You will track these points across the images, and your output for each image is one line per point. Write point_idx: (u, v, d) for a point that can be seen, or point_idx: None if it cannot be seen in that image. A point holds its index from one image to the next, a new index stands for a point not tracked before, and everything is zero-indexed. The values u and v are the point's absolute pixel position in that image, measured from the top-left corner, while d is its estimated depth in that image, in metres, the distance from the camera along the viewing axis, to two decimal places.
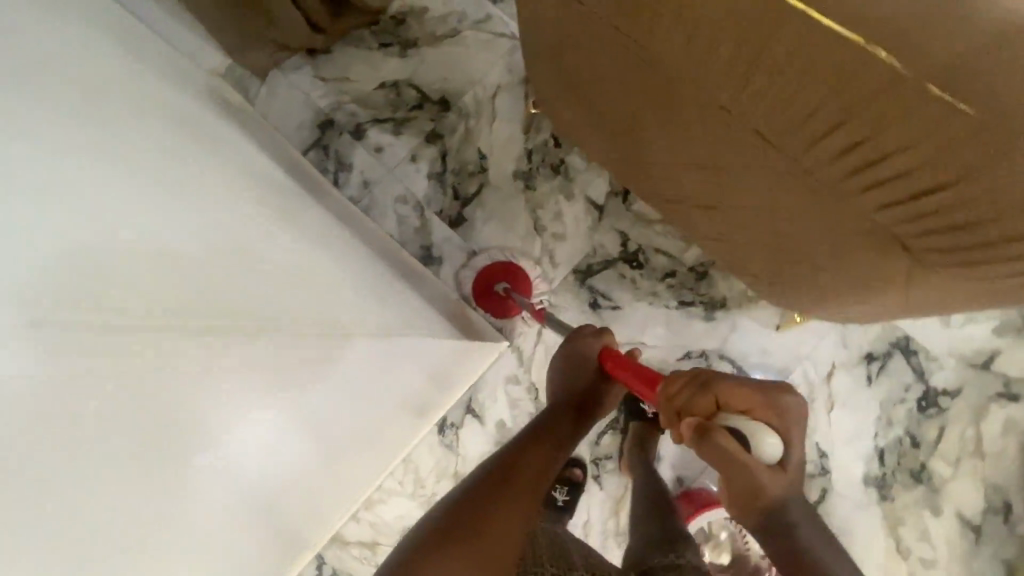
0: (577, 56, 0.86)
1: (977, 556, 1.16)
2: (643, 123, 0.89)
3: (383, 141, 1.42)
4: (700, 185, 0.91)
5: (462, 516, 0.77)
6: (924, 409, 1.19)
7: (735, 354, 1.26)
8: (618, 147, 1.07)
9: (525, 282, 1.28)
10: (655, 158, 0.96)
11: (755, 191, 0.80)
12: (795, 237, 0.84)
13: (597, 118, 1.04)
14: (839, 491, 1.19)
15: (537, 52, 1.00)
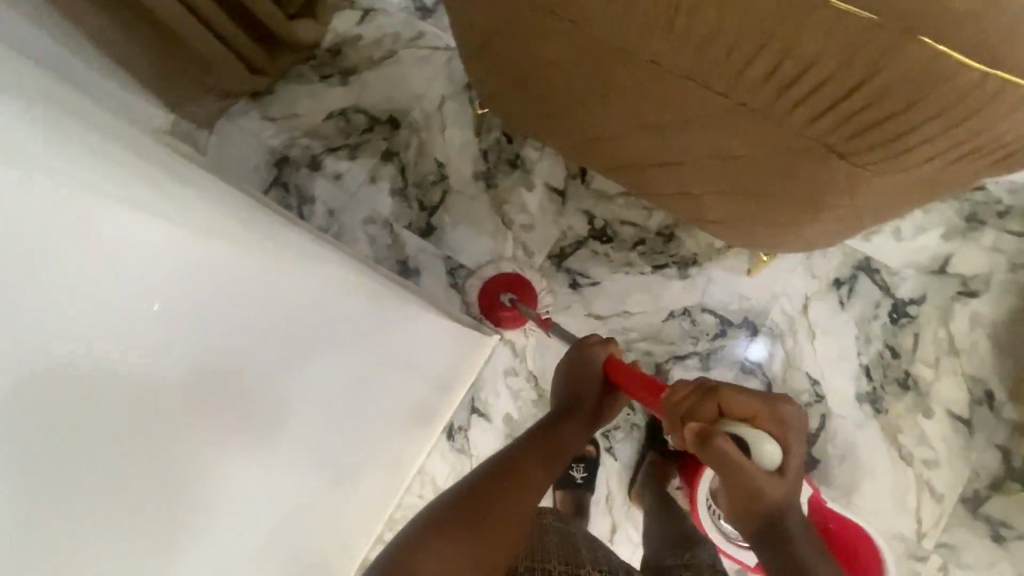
0: (507, 41, 0.89)
1: (976, 447, 1.21)
2: (582, 96, 0.91)
3: (340, 168, 1.46)
4: (649, 145, 0.94)
5: (457, 521, 0.79)
6: (896, 321, 1.26)
7: (716, 305, 1.30)
8: (570, 136, 1.10)
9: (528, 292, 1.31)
10: (600, 130, 0.99)
11: (700, 136, 0.82)
12: (744, 178, 0.86)
13: (543, 110, 1.06)
14: (835, 414, 1.24)
15: (473, 56, 1.04)
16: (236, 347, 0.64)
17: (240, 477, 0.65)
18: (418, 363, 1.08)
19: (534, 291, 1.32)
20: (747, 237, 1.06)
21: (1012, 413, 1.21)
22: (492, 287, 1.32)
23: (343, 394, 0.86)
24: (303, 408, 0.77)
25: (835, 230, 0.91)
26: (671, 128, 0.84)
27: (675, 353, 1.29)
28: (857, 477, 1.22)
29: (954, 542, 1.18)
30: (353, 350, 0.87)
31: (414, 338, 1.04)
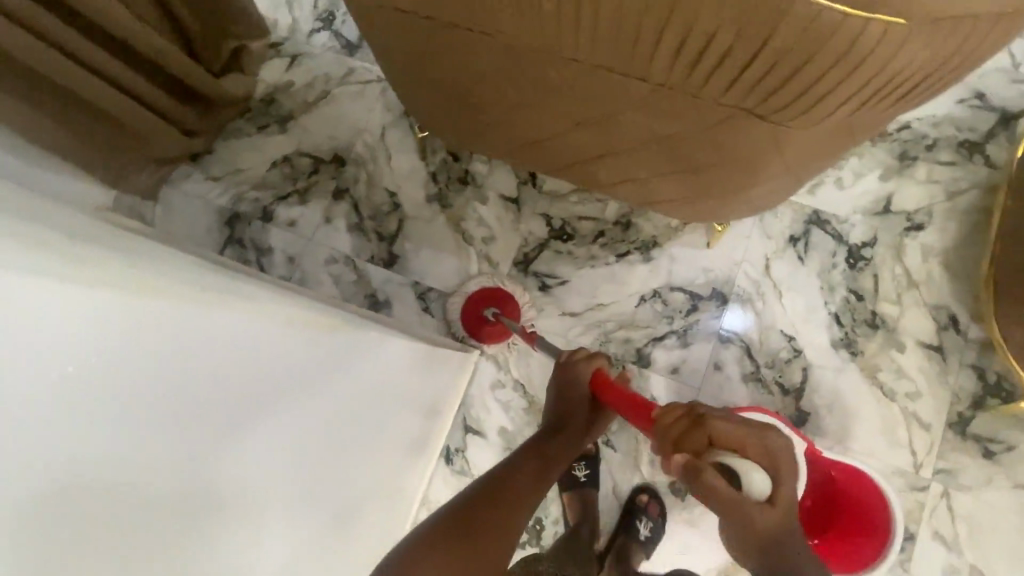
0: (430, 62, 0.91)
1: (953, 371, 1.25)
2: (512, 101, 0.93)
3: (292, 214, 1.45)
4: (586, 138, 0.95)
5: (451, 532, 0.74)
6: (854, 265, 1.30)
7: (683, 282, 1.33)
8: (513, 145, 1.11)
9: (511, 304, 1.32)
10: (538, 131, 1.00)
11: (631, 120, 0.84)
12: (680, 153, 0.88)
13: (483, 123, 1.07)
14: (815, 365, 1.27)
15: (406, 81, 1.04)
16: (232, 390, 0.62)
17: (241, 533, 0.63)
18: (401, 393, 1.07)
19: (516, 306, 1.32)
20: (698, 211, 1.08)
21: (977, 332, 1.26)
22: (472, 305, 1.33)
23: (328, 429, 0.85)
24: (291, 451, 0.75)
25: (775, 190, 0.94)
26: (601, 118, 0.87)
27: (653, 336, 1.31)
28: (847, 422, 1.25)
29: (951, 467, 1.21)
30: (332, 385, 0.86)
31: (395, 371, 1.05)
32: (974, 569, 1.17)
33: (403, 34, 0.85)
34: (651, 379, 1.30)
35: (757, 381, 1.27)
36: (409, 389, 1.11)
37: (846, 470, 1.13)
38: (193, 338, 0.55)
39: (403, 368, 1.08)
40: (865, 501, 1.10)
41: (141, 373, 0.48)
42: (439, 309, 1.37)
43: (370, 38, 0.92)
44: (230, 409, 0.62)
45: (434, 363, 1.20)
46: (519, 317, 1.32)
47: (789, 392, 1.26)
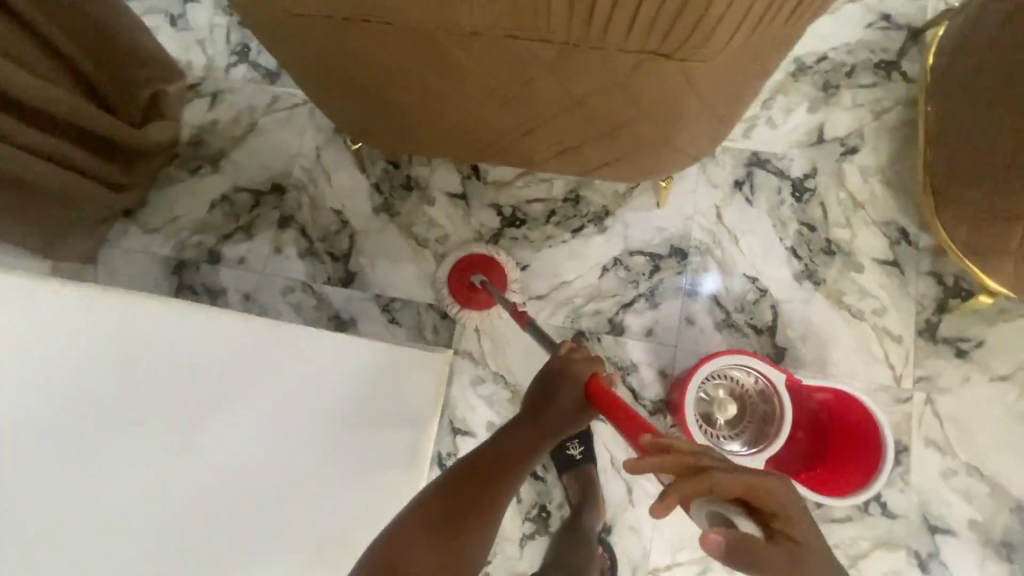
0: (338, 66, 0.89)
1: (913, 281, 1.28)
2: (428, 91, 0.92)
3: (241, 251, 1.42)
4: (510, 115, 0.95)
5: (427, 518, 0.72)
6: (801, 198, 1.33)
7: (642, 245, 1.33)
8: (444, 139, 1.10)
9: (499, 273, 1.31)
10: (464, 118, 0.99)
11: (546, 87, 0.84)
12: (602, 111, 0.89)
13: (408, 123, 1.06)
14: (783, 300, 1.29)
15: (322, 94, 1.03)
16: (207, 407, 0.68)
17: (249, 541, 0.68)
18: (400, 397, 1.04)
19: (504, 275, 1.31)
20: (637, 169, 1.08)
21: (927, 240, 1.29)
22: (460, 288, 1.32)
23: (326, 436, 0.82)
24: (276, 459, 0.73)
25: (704, 131, 0.95)
26: (518, 90, 0.86)
27: (622, 303, 1.31)
28: (824, 350, 1.26)
29: (929, 373, 1.23)
30: (317, 389, 0.83)
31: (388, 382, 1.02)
32: (971, 467, 1.19)
33: (304, 44, 0.84)
34: (628, 345, 1.29)
35: (730, 327, 1.28)
36: (401, 403, 1.08)
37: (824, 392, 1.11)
38: (150, 347, 0.65)
39: (398, 373, 1.04)
40: (856, 421, 1.08)
41: (119, 400, 0.60)
42: (406, 317, 1.35)
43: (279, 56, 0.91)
44: (212, 428, 0.67)
45: (420, 371, 1.18)
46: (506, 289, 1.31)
47: (762, 332, 1.28)
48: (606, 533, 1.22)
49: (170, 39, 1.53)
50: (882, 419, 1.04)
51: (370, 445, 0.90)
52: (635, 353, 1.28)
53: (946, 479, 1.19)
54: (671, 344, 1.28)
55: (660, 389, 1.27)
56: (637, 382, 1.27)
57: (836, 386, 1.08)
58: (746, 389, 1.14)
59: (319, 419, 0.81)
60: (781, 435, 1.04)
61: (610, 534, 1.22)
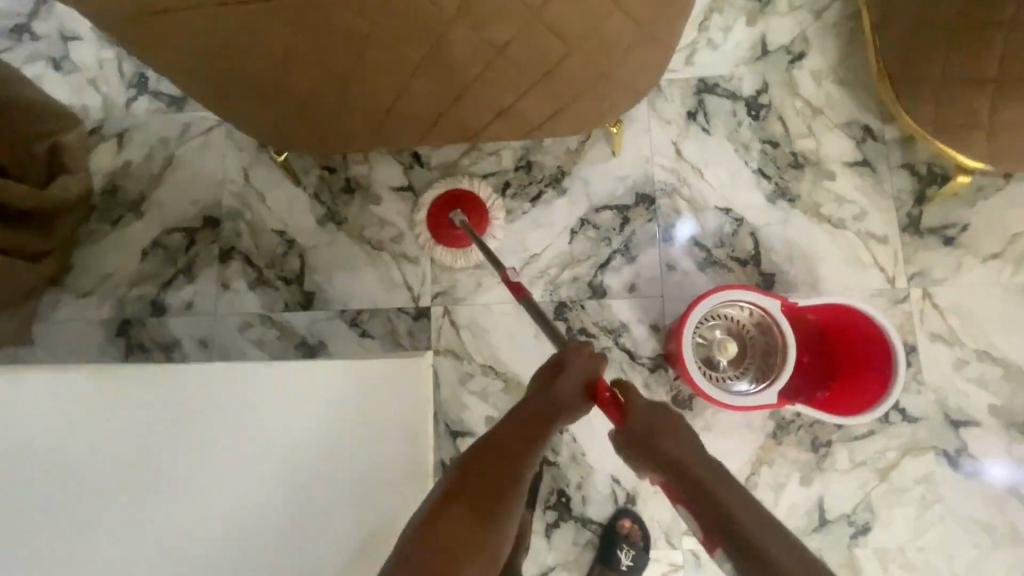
0: (238, 56, 0.82)
1: (887, 178, 1.23)
2: (343, 70, 0.84)
3: (186, 295, 1.31)
4: (435, 82, 0.88)
5: (431, 540, 0.64)
6: (757, 116, 1.26)
7: (607, 199, 1.26)
8: (371, 130, 1.01)
9: (480, 213, 1.22)
10: (387, 99, 0.91)
11: (464, 37, 0.79)
12: (528, 53, 0.82)
13: (328, 118, 0.97)
14: (761, 226, 1.23)
15: (228, 103, 0.94)
16: None
17: None
18: (380, 418, 0.95)
19: (486, 214, 1.23)
20: (579, 122, 1.02)
21: (893, 133, 1.24)
22: (444, 240, 1.23)
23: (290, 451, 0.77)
24: None
25: (640, 59, 0.88)
26: (437, 45, 0.80)
27: (598, 264, 1.23)
28: (812, 267, 1.21)
29: (921, 268, 1.19)
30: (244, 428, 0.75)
31: (378, 400, 0.95)
32: (981, 353, 1.16)
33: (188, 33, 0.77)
34: (614, 305, 1.22)
35: (713, 265, 1.22)
36: (396, 417, 1.02)
37: (822, 310, 1.06)
38: None
39: (369, 382, 0.96)
40: (861, 331, 1.03)
41: None
42: (377, 328, 1.26)
43: (168, 63, 0.84)
44: None
45: (409, 379, 1.11)
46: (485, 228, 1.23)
47: (747, 263, 1.22)
48: (630, 504, 1.16)
49: (58, 85, 1.39)
50: (887, 325, 0.98)
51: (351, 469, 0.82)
52: (623, 313, 1.21)
53: (958, 370, 1.15)
54: (657, 296, 1.21)
55: (656, 344, 1.20)
56: (631, 341, 1.20)
57: (832, 301, 1.01)
58: (743, 323, 1.09)
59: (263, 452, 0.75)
60: (786, 366, 0.99)
61: (635, 504, 1.16)
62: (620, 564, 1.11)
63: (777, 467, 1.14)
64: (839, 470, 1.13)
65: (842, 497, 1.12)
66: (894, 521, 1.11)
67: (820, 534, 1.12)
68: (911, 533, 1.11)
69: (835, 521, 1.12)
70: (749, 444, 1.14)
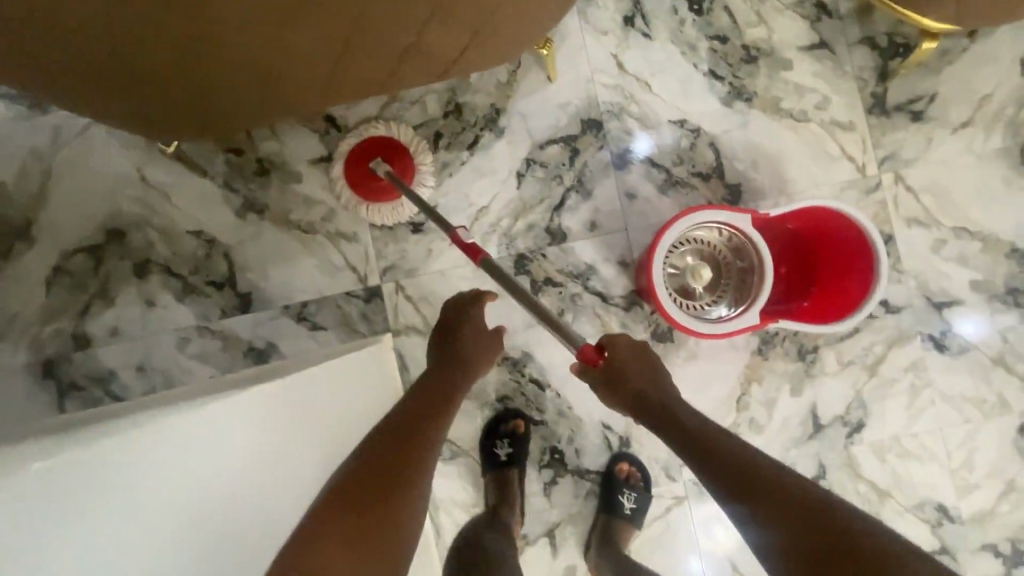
0: (67, 32, 0.67)
1: (847, 59, 1.12)
2: (197, 35, 0.70)
3: (109, 320, 1.17)
4: (313, 33, 0.73)
5: (359, 503, 0.65)
6: (701, 10, 1.12)
7: (550, 132, 1.13)
8: (261, 101, 0.86)
9: (404, 160, 1.07)
10: (263, 61, 0.77)
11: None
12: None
13: (206, 97, 0.82)
14: (720, 133, 1.12)
15: (82, 100, 0.79)
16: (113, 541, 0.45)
17: None
18: (347, 417, 0.87)
19: (411, 159, 1.08)
20: (503, 44, 0.86)
21: (848, 6, 1.12)
22: (376, 200, 1.08)
23: (252, 441, 0.62)
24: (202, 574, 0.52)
25: None
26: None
27: (552, 206, 1.12)
28: (779, 170, 1.12)
29: (891, 150, 1.11)
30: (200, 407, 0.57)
31: (343, 391, 0.88)
32: (957, 230, 1.11)
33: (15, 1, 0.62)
34: (576, 247, 1.12)
35: (675, 185, 1.12)
36: (365, 408, 0.94)
37: (797, 216, 0.98)
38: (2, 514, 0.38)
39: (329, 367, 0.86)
40: (837, 233, 0.96)
41: None
42: (328, 317, 1.15)
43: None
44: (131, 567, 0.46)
45: (371, 363, 1.03)
46: (414, 177, 1.08)
47: (711, 176, 1.12)
48: (625, 447, 1.12)
49: None
50: (866, 223, 0.91)
51: (310, 482, 0.73)
52: (587, 254, 1.12)
53: (936, 252, 1.11)
54: (620, 230, 1.12)
55: (627, 281, 1.12)
56: (600, 283, 1.12)
57: (807, 205, 0.93)
58: (713, 244, 1.01)
59: (226, 430, 0.58)
60: (765, 285, 0.92)
61: (630, 446, 1.13)
62: (624, 508, 1.08)
63: (767, 383, 1.10)
64: (829, 374, 1.10)
65: (834, 401, 1.10)
66: (887, 414, 1.10)
67: (818, 440, 1.09)
68: (904, 422, 1.10)
69: (830, 425, 1.10)
70: (736, 364, 1.10)
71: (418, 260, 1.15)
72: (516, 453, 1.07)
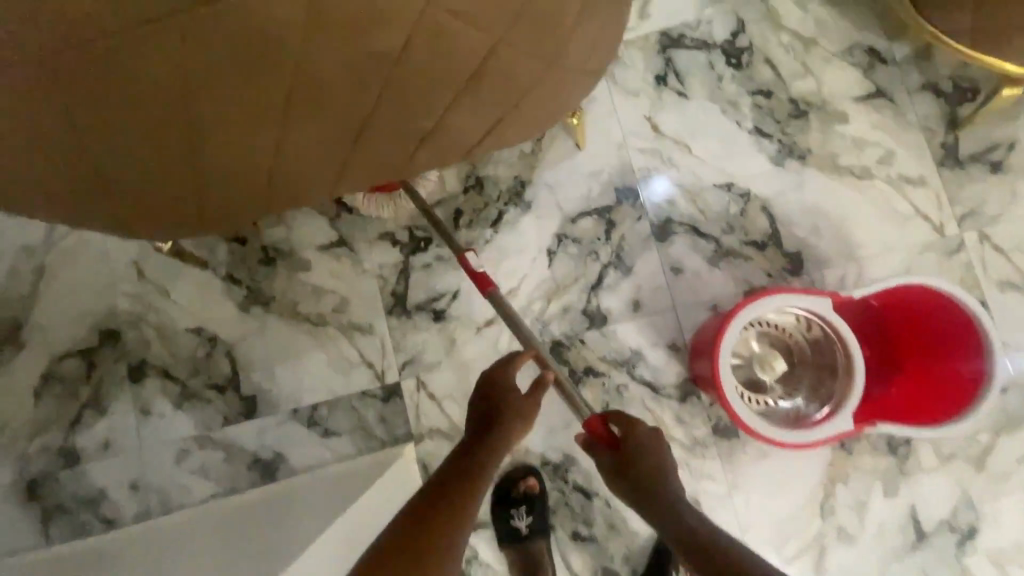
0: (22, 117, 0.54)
1: (909, 108, 1.01)
2: (159, 106, 0.55)
3: (100, 433, 1.05)
4: (310, 112, 0.60)
5: None
6: (740, 64, 1.03)
7: (583, 204, 1.02)
8: (233, 201, 0.69)
9: None
10: (239, 148, 0.61)
11: (334, 33, 0.53)
12: (435, 47, 0.57)
13: (160, 194, 0.65)
14: (773, 196, 1.00)
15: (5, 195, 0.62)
16: None
17: None
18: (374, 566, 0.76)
19: None
20: (523, 129, 0.74)
21: (904, 51, 1.02)
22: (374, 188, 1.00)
23: None
24: None
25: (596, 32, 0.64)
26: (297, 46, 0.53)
27: (589, 286, 1.00)
28: (843, 234, 0.99)
29: (971, 206, 0.98)
30: None
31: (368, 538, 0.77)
32: None
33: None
34: (618, 330, 0.99)
35: (726, 256, 1.00)
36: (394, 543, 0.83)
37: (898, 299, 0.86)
38: None
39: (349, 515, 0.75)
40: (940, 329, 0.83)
41: None
42: (342, 422, 1.02)
43: None
44: None
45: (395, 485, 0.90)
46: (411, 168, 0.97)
47: (766, 245, 1.00)
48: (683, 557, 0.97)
49: None
50: (967, 300, 0.80)
51: None
52: (632, 339, 0.99)
53: None
54: (666, 310, 0.99)
55: (679, 368, 0.98)
56: (649, 371, 0.98)
57: (916, 285, 0.81)
58: (784, 330, 0.89)
59: None
60: (855, 387, 0.79)
61: None
62: None
63: (854, 483, 0.94)
64: (927, 470, 0.93)
65: (936, 501, 0.93)
66: (1003, 516, 0.92)
67: (923, 551, 0.92)
68: None
69: (934, 532, 0.92)
70: (816, 462, 0.94)
71: (440, 351, 1.03)
72: (537, 524, 0.93)
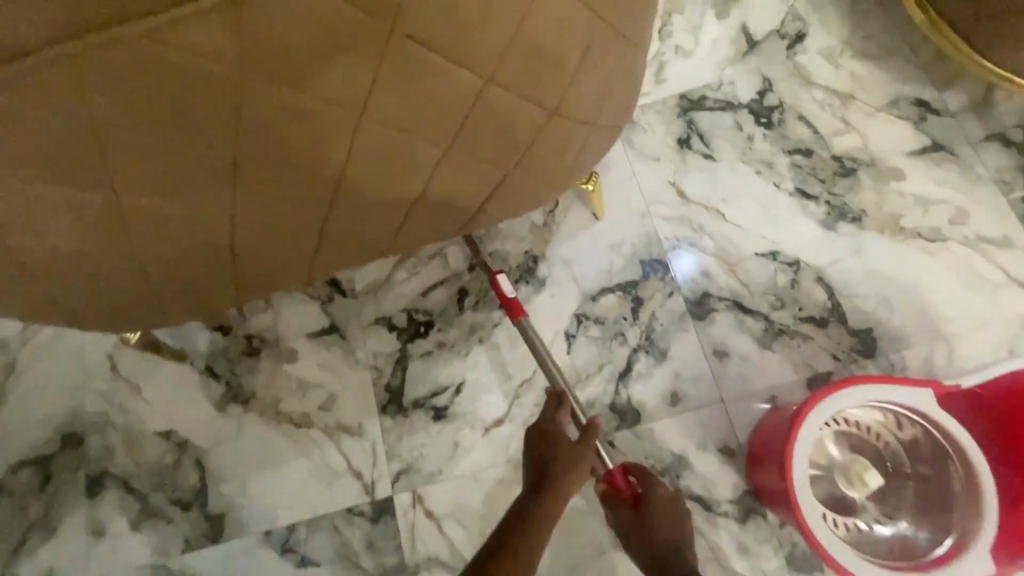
0: None
1: (975, 161, 0.88)
2: (61, 171, 0.42)
3: (43, 562, 0.88)
4: (263, 180, 0.48)
5: None
6: (771, 123, 0.93)
7: (606, 279, 0.88)
8: (182, 283, 0.57)
9: None
10: (181, 223, 0.49)
11: (283, 80, 0.41)
12: (413, 91, 0.45)
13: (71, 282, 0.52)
14: (828, 265, 0.86)
15: None
16: None
17: None
18: None
19: None
20: (526, 197, 0.64)
21: (958, 101, 0.91)
22: None
23: None
24: None
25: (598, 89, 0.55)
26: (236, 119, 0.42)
27: (616, 375, 0.84)
28: (919, 306, 0.83)
29: None
30: None
31: None
32: None
33: None
34: (655, 430, 0.81)
35: (780, 336, 0.84)
36: None
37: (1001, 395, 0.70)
38: None
39: None
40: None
41: None
42: (323, 547, 0.85)
43: None
44: None
45: None
46: None
47: (827, 322, 0.84)
48: None
49: None
50: None
51: None
52: (673, 442, 0.81)
53: None
54: (714, 404, 0.82)
55: (735, 478, 0.79)
56: (697, 482, 0.79)
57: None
58: (871, 432, 0.74)
59: None
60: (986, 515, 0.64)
61: None
62: None
63: None
64: None
65: None
66: None
67: None
68: None
69: None
70: None
71: (441, 457, 0.87)
72: None
